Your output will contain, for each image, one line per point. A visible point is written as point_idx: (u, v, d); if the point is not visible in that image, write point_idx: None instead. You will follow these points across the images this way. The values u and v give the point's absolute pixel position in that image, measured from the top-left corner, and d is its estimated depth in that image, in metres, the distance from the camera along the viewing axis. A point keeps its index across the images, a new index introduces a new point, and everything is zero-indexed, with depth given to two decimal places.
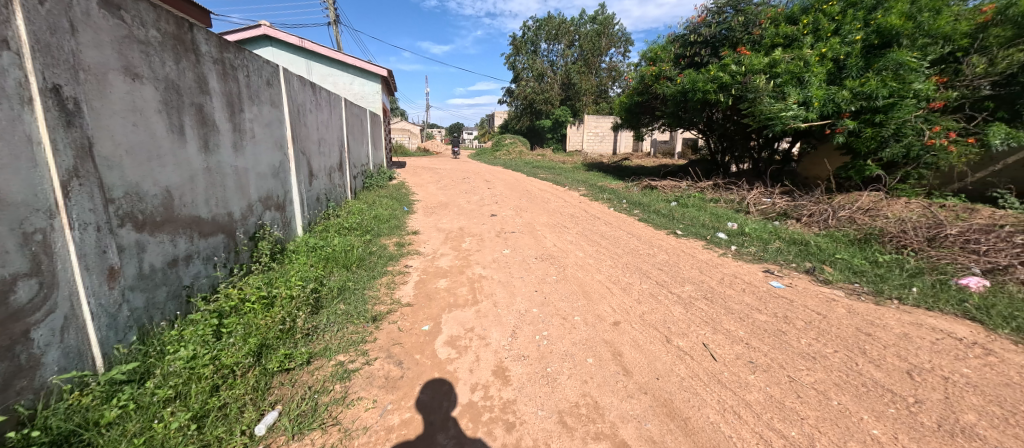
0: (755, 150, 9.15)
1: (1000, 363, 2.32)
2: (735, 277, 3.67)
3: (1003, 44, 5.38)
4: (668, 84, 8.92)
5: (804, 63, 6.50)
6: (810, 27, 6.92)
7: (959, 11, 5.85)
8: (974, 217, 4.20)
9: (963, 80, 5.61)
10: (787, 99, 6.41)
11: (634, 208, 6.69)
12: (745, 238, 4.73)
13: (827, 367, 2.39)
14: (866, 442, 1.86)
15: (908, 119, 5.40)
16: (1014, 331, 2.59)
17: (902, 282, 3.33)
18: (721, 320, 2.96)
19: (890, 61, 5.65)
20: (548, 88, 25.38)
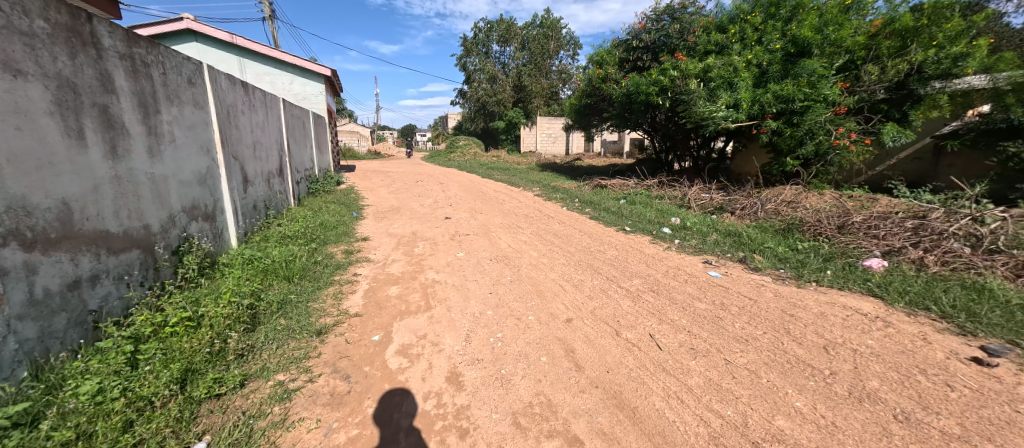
0: (695, 150, 9.81)
1: (896, 333, 2.64)
2: (679, 269, 3.88)
3: (891, 54, 6.21)
4: (614, 86, 9.26)
5: (733, 68, 7.00)
6: (738, 35, 7.50)
7: (858, 25, 6.45)
8: (875, 206, 4.78)
9: (862, 86, 6.41)
10: (719, 102, 6.88)
11: (586, 207, 6.89)
12: (686, 232, 5.03)
13: (758, 348, 2.59)
14: (792, 415, 2.02)
15: (819, 120, 6.11)
16: (905, 304, 2.98)
17: (818, 266, 3.70)
18: (665, 311, 3.11)
19: (804, 68, 6.25)
20: (501, 90, 25.53)
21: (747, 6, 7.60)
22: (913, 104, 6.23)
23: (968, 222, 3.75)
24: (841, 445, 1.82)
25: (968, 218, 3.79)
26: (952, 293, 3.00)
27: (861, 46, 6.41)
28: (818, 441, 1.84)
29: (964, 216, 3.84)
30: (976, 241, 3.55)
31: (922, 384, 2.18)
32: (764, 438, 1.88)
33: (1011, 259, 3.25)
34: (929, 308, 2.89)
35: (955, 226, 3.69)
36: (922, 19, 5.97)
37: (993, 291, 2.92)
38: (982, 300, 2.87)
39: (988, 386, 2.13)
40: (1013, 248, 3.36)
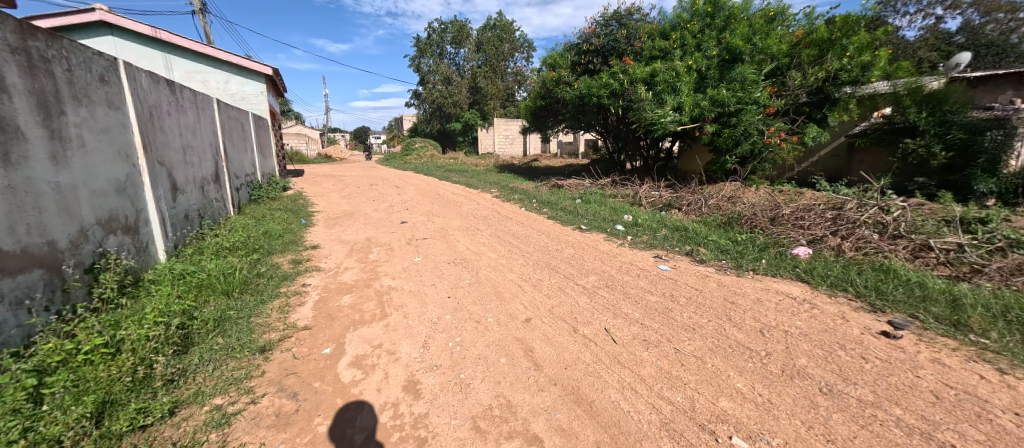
0: (645, 150, 10.26)
1: (820, 313, 2.92)
2: (631, 264, 4.04)
3: (810, 61, 6.88)
4: (568, 89, 9.47)
5: (676, 73, 7.39)
6: (679, 42, 7.96)
7: (782, 36, 7.12)
8: (801, 199, 5.27)
9: (788, 91, 7.04)
10: (665, 105, 7.23)
11: (544, 207, 7.01)
12: (638, 228, 5.26)
13: (703, 336, 2.75)
14: (733, 396, 2.17)
15: (752, 121, 6.66)
16: (827, 287, 3.31)
17: (755, 256, 4.00)
18: (619, 305, 3.23)
19: (738, 74, 6.77)
20: (457, 91, 25.42)
21: (686, 14, 8.06)
22: (830, 106, 6.95)
23: (876, 211, 4.24)
24: (776, 420, 1.97)
25: (875, 208, 4.28)
26: (865, 275, 3.37)
27: (785, 54, 7.03)
28: (756, 419, 1.98)
29: (872, 206, 4.33)
30: (883, 227, 4.03)
31: (843, 358, 2.42)
32: (709, 419, 2.01)
33: (910, 243, 3.72)
34: (847, 290, 3.22)
35: (865, 215, 4.16)
36: (834, 31, 6.68)
37: (896, 271, 3.32)
38: (888, 280, 3.25)
39: (894, 356, 2.41)
40: (911, 233, 3.84)
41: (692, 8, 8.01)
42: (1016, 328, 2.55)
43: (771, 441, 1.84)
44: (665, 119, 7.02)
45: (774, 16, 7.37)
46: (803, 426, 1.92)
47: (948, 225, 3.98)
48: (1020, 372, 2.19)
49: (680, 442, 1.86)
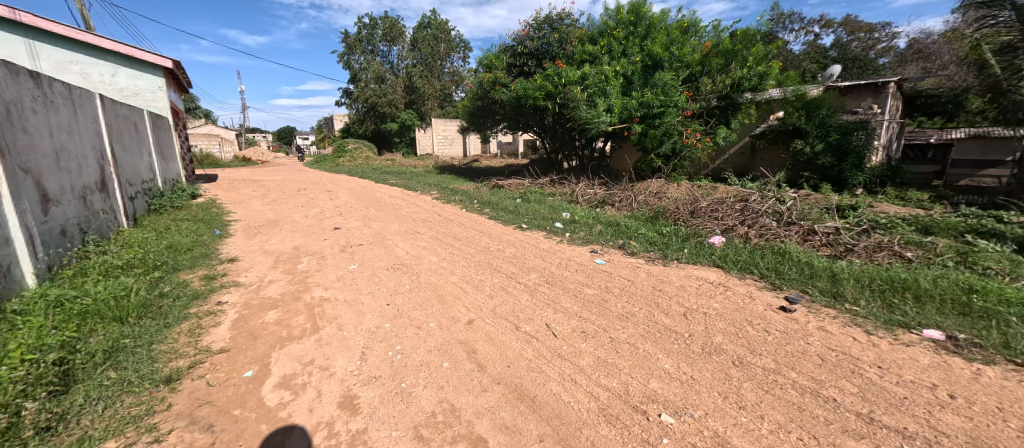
0: (581, 150, 10.74)
1: (732, 294, 3.29)
2: (570, 260, 4.20)
3: (718, 69, 7.67)
4: (504, 90, 9.55)
5: (605, 76, 7.79)
6: (606, 48, 8.40)
7: (695, 45, 7.85)
8: (715, 193, 5.88)
9: (702, 95, 7.81)
10: (597, 106, 7.58)
11: (485, 207, 7.04)
12: (575, 225, 5.50)
13: (636, 323, 2.94)
14: (662, 377, 2.35)
15: (672, 123, 7.32)
16: (737, 271, 3.72)
17: (678, 246, 4.39)
18: (559, 300, 3.34)
19: (659, 79, 7.36)
20: (391, 90, 23.96)
21: (612, 21, 8.49)
22: (733, 111, 7.89)
23: (773, 202, 4.88)
24: (698, 394, 2.18)
25: (773, 199, 4.92)
26: (767, 258, 3.85)
27: (698, 62, 7.75)
28: (681, 396, 2.17)
29: (771, 197, 4.97)
30: (779, 216, 4.63)
31: (750, 333, 2.73)
32: (642, 401, 2.15)
33: (800, 228, 4.31)
34: (753, 272, 3.66)
35: (766, 206, 4.75)
36: (736, 44, 7.55)
37: (790, 253, 3.84)
38: (784, 261, 3.75)
39: (790, 327, 2.78)
40: (801, 220, 4.46)
41: (616, 16, 8.47)
42: (877, 296, 3.08)
43: (695, 414, 2.02)
44: (598, 120, 7.36)
45: (688, 27, 8.06)
46: (720, 396, 2.15)
47: (828, 212, 4.70)
48: (881, 332, 2.66)
49: (616, 425, 1.97)
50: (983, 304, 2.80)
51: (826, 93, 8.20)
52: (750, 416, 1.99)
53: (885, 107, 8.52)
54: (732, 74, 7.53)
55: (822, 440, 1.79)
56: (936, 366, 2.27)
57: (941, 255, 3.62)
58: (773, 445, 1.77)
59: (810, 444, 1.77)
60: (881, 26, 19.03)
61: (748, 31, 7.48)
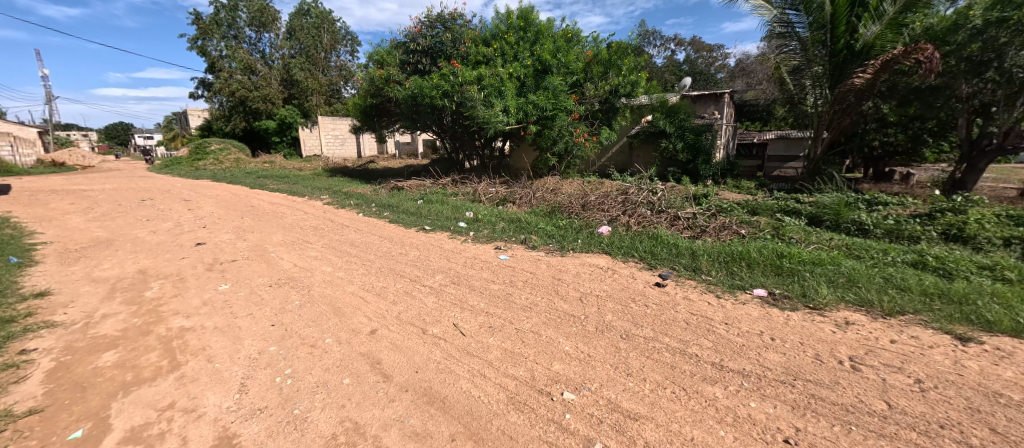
0: (482, 150, 10.96)
1: (619, 276, 3.73)
2: (475, 258, 4.27)
3: (598, 76, 8.54)
4: (399, 88, 9.19)
5: (499, 78, 8.08)
6: (499, 51, 8.73)
7: (580, 52, 8.54)
8: (603, 187, 6.58)
9: (587, 99, 8.62)
10: (494, 107, 7.83)
11: (385, 210, 6.71)
12: (478, 224, 5.61)
13: (539, 312, 3.12)
14: (563, 359, 2.55)
15: (563, 125, 7.98)
16: (621, 255, 4.23)
17: (573, 237, 4.80)
18: (465, 299, 3.37)
19: (549, 82, 7.95)
20: (264, 84, 20.93)
21: (503, 27, 8.77)
22: (614, 114, 8.84)
23: (647, 193, 5.65)
24: (594, 369, 2.42)
25: (647, 190, 5.71)
26: (644, 242, 4.45)
27: (582, 69, 8.52)
28: (580, 373, 2.38)
29: (646, 190, 5.76)
30: (652, 205, 5.39)
31: (634, 308, 3.13)
32: (545, 383, 2.31)
33: (668, 215, 5.09)
34: (634, 255, 4.19)
35: (642, 197, 5.48)
36: (611, 54, 8.53)
37: (662, 237, 4.49)
38: (657, 244, 4.39)
39: (663, 300, 3.26)
40: (669, 207, 5.26)
41: (508, 21, 8.79)
42: (722, 266, 3.82)
43: (593, 388, 2.24)
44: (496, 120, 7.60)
45: (572, 37, 8.67)
46: (612, 368, 2.43)
47: (688, 200, 5.64)
48: (726, 295, 3.30)
49: (524, 411, 2.07)
50: (789, 265, 3.67)
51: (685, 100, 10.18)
52: (636, 380, 2.30)
53: (723, 114, 10.59)
54: (610, 81, 8.48)
55: (688, 390, 2.19)
56: (762, 318, 2.90)
57: (761, 230, 4.64)
58: (654, 402, 2.09)
59: (681, 396, 2.14)
60: (716, 47, 23.51)
61: (621, 44, 8.46)
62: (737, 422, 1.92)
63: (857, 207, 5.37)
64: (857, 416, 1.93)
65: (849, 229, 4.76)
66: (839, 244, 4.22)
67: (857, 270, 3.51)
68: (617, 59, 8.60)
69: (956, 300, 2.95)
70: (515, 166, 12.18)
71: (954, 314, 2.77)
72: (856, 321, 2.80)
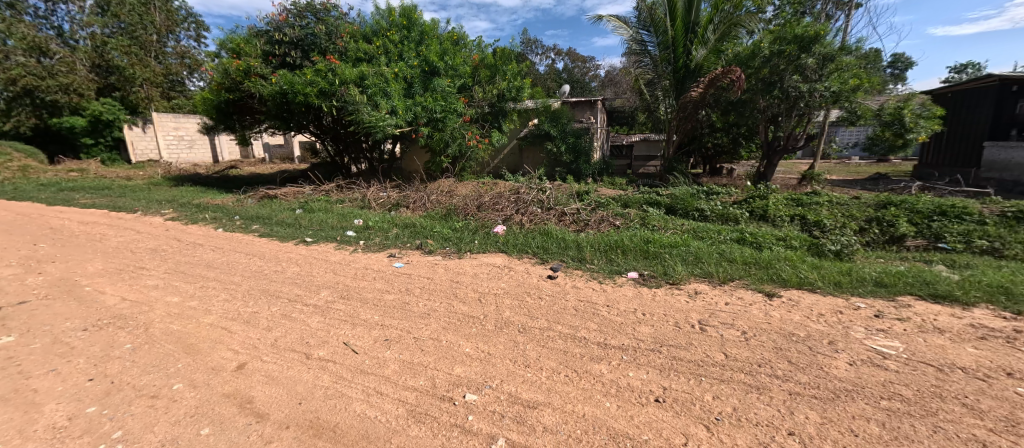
0: (368, 152, 10.34)
1: (514, 272, 3.90)
2: (366, 269, 3.99)
3: (485, 80, 8.93)
4: (262, 83, 8.09)
5: (383, 78, 7.78)
6: (382, 50, 8.49)
7: (466, 56, 8.83)
8: (496, 188, 6.84)
9: (477, 102, 8.84)
10: (380, 108, 7.48)
11: (254, 224, 5.83)
12: (369, 231, 5.27)
13: (438, 318, 3.05)
14: (464, 362, 2.52)
15: (455, 127, 8.10)
16: (516, 253, 4.42)
17: (469, 238, 4.86)
18: (357, 313, 3.12)
19: (437, 84, 8.01)
20: (64, 69, 16.27)
21: (385, 24, 8.82)
22: (503, 117, 9.22)
23: (537, 192, 6.02)
24: (494, 366, 2.46)
25: (537, 189, 6.09)
26: (536, 239, 4.73)
27: (470, 73, 8.80)
28: (481, 373, 2.39)
29: (536, 188, 6.16)
30: (542, 203, 5.76)
31: (529, 302, 3.28)
32: (448, 389, 2.24)
33: (556, 211, 5.51)
34: (527, 252, 4.42)
35: (532, 196, 5.83)
36: (496, 60, 8.95)
37: (552, 233, 4.83)
38: (545, 238, 4.72)
39: (554, 291, 3.50)
40: (556, 204, 5.69)
41: (388, 18, 8.70)
42: (602, 255, 4.27)
43: (494, 384, 2.27)
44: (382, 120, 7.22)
45: (457, 40, 8.99)
46: (511, 362, 2.50)
47: (573, 196, 6.20)
48: (607, 280, 3.70)
49: (426, 422, 1.94)
50: (654, 249, 4.28)
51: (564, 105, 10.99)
52: (534, 370, 2.41)
53: (598, 118, 11.88)
54: (497, 86, 8.90)
55: (580, 371, 2.38)
56: (634, 297, 3.33)
57: (632, 221, 5.33)
58: (550, 387, 2.21)
59: (574, 377, 2.31)
60: (590, 59, 26.33)
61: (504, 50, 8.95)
62: (620, 392, 2.15)
63: (700, 196, 6.58)
64: (705, 368, 2.36)
65: (694, 215, 5.79)
66: (688, 228, 5.12)
67: (701, 248, 4.27)
68: (502, 64, 9.08)
69: (764, 266, 3.81)
70: (407, 169, 11.81)
71: (763, 276, 3.61)
72: (702, 290, 3.41)
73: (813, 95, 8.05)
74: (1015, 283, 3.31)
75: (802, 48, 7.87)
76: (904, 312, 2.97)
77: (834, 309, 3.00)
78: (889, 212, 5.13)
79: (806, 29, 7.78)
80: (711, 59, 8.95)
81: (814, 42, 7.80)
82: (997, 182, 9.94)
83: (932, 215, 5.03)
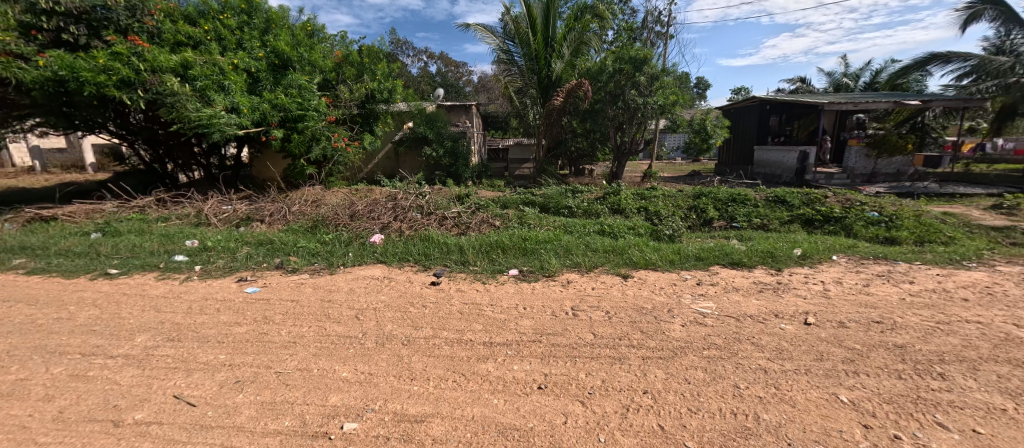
0: (202, 157, 9.22)
1: (394, 282, 3.76)
2: (206, 299, 3.29)
3: (352, 78, 8.63)
4: (22, 65, 5.92)
5: (219, 69, 6.82)
6: (213, 35, 7.36)
7: (324, 52, 8.46)
8: (370, 195, 6.60)
9: (342, 102, 8.55)
10: (214, 105, 6.46)
11: (18, 257, 4.28)
12: (207, 253, 4.43)
13: (306, 344, 2.63)
14: (340, 388, 2.17)
15: (316, 128, 7.62)
16: (396, 262, 4.30)
17: (341, 252, 4.54)
18: (194, 355, 2.47)
19: (291, 81, 7.44)
20: None
21: (215, 4, 7.70)
22: (374, 120, 9.15)
23: (416, 197, 5.98)
24: (377, 387, 2.20)
25: (415, 195, 6.05)
26: (417, 246, 4.66)
27: (332, 69, 8.46)
28: (361, 396, 2.09)
29: (414, 194, 6.10)
30: (422, 209, 5.77)
31: (412, 312, 3.16)
32: (323, 424, 1.87)
33: (436, 216, 5.56)
34: (409, 259, 4.34)
35: (410, 202, 5.77)
36: (363, 58, 8.76)
37: (433, 238, 4.83)
38: (422, 244, 4.71)
39: (438, 297, 3.45)
40: (436, 209, 5.76)
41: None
42: (485, 256, 4.42)
43: (377, 407, 2.01)
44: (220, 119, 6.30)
45: (313, 32, 8.67)
46: (395, 378, 2.29)
47: (453, 200, 6.32)
48: (490, 280, 3.83)
49: None
50: (531, 246, 4.60)
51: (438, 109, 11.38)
52: (420, 382, 2.26)
53: (473, 123, 12.47)
54: (366, 85, 8.65)
55: (467, 374, 2.35)
56: (514, 293, 3.52)
57: (510, 220, 5.66)
58: (439, 396, 2.11)
59: (461, 382, 2.27)
60: (460, 64, 27.40)
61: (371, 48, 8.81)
62: (506, 386, 2.22)
63: (568, 194, 7.42)
64: (578, 349, 2.62)
65: (564, 212, 6.47)
66: (559, 224, 5.67)
67: (571, 241, 4.76)
68: (370, 63, 8.85)
69: (620, 252, 4.45)
70: (254, 177, 10.83)
71: (618, 261, 4.21)
72: (573, 279, 3.80)
73: (646, 106, 9.77)
74: (776, 248, 4.59)
75: (636, 67, 9.54)
76: (715, 278, 3.83)
77: (667, 281, 3.74)
78: (703, 201, 6.50)
79: (637, 52, 9.44)
80: (569, 71, 10.03)
81: (643, 63, 9.49)
82: (764, 176, 13.59)
83: (727, 201, 6.54)
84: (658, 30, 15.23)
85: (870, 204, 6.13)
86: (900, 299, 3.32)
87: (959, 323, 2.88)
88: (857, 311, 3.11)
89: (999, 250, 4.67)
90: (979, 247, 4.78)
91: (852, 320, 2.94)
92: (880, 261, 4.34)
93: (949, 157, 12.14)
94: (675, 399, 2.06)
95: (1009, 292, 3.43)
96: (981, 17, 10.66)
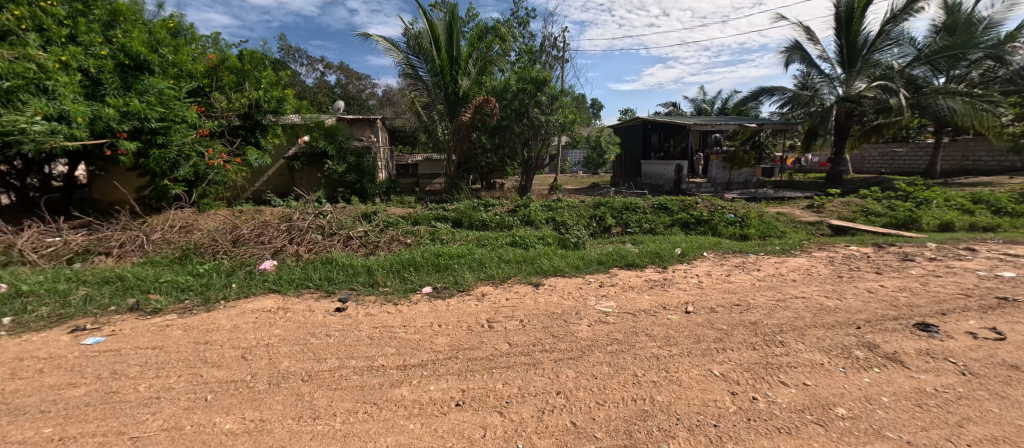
0: (14, 177, 7.40)
1: (290, 313, 3.40)
2: (18, 360, 2.55)
3: (231, 86, 8.12)
4: None
5: (38, 67, 5.45)
6: (32, 23, 5.94)
7: (193, 55, 7.69)
8: (257, 217, 5.91)
9: (217, 113, 7.75)
10: (29, 107, 5.05)
11: None
12: (23, 300, 3.46)
13: (174, 399, 2.17)
14: (222, 443, 1.81)
15: (184, 141, 6.71)
16: (293, 289, 3.91)
17: (222, 283, 3.96)
18: (4, 433, 1.84)
19: (148, 85, 6.40)
20: None
21: None
22: (260, 131, 8.54)
23: (314, 217, 5.54)
24: (272, 433, 1.90)
25: (314, 215, 5.59)
26: (318, 270, 4.32)
27: (206, 73, 7.80)
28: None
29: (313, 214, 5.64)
30: (322, 229, 5.37)
31: (314, 344, 2.88)
32: None
33: (340, 237, 5.24)
34: (309, 285, 3.99)
35: (308, 223, 5.33)
36: (244, 64, 8.26)
37: (335, 261, 4.51)
38: (323, 269, 4.34)
39: (343, 324, 3.22)
40: (339, 229, 5.40)
41: None
42: (396, 275, 4.27)
43: None
44: (38, 128, 4.90)
45: (174, 30, 7.75)
46: (294, 419, 2.01)
47: (357, 219, 5.98)
48: (400, 301, 3.71)
49: None
50: (444, 262, 4.58)
51: (339, 122, 10.81)
52: (325, 419, 2.02)
53: (377, 137, 12.25)
54: (247, 94, 8.07)
55: (380, 401, 2.20)
56: (429, 312, 3.45)
57: (422, 237, 5.61)
58: (345, 432, 1.91)
59: (373, 411, 2.10)
60: (363, 76, 26.15)
61: (254, 55, 8.42)
62: (422, 408, 2.13)
63: (480, 207, 7.58)
64: (494, 362, 2.66)
65: (476, 225, 6.61)
66: (472, 238, 5.74)
67: (483, 255, 4.84)
68: (252, 69, 8.46)
69: (529, 262, 4.67)
70: (97, 199, 8.88)
71: (531, 270, 4.43)
72: (488, 292, 3.89)
73: (549, 124, 10.47)
74: (662, 249, 5.27)
75: (537, 87, 10.15)
76: (614, 279, 4.27)
77: (572, 285, 4.06)
78: (602, 210, 7.17)
79: (538, 74, 10.03)
80: (474, 89, 10.38)
81: (544, 83, 10.15)
82: (650, 186, 15.51)
83: (622, 210, 7.31)
84: (555, 55, 16.55)
85: (728, 208, 7.42)
86: (752, 284, 4.09)
87: (791, 299, 3.66)
88: (722, 297, 3.75)
89: (814, 240, 6.06)
90: (800, 238, 6.16)
91: (718, 306, 3.52)
92: (737, 254, 5.29)
93: (777, 168, 15.28)
94: (584, 395, 2.23)
95: (820, 271, 4.48)
96: (792, 60, 13.79)
